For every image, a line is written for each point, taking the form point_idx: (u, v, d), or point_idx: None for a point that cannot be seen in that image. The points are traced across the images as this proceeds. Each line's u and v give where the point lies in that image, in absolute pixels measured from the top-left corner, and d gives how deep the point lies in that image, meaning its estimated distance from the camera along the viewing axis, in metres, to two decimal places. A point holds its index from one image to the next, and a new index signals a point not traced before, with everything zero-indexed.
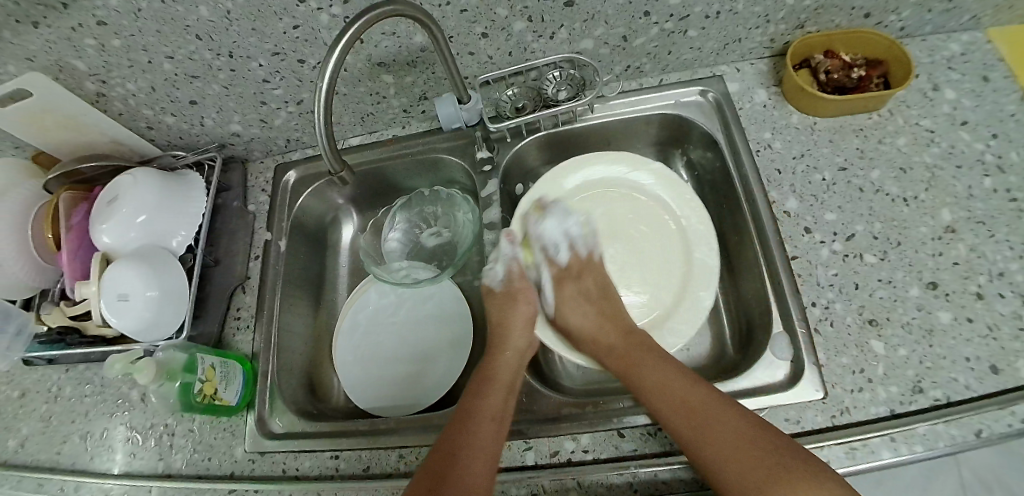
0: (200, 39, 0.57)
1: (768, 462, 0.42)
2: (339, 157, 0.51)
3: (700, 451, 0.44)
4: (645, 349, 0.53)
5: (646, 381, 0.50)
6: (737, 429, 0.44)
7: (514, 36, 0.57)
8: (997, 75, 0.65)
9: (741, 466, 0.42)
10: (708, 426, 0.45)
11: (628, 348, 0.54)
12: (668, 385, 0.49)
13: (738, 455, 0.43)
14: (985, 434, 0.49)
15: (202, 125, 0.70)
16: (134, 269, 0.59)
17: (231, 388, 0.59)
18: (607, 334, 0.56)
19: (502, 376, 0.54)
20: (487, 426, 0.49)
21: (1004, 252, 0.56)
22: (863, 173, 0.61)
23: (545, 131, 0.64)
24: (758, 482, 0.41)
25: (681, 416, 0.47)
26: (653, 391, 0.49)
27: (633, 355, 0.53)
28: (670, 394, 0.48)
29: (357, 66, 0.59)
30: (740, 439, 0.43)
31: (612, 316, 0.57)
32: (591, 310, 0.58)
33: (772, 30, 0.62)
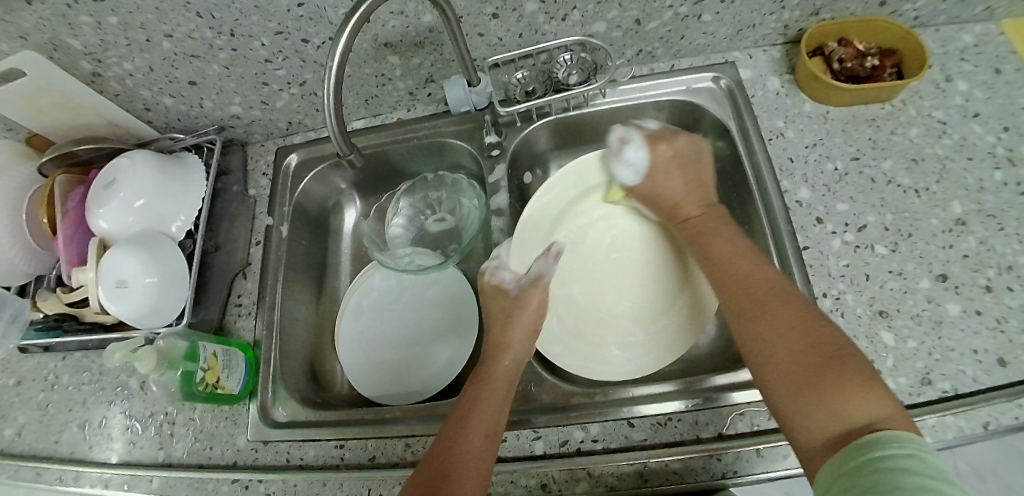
0: (201, 17, 0.55)
1: (809, 343, 0.40)
2: (349, 139, 0.49)
3: (752, 318, 0.44)
4: (725, 223, 0.52)
5: (716, 249, 0.50)
6: (794, 308, 0.42)
7: (526, 18, 0.56)
8: (1010, 67, 0.65)
9: (781, 343, 0.41)
10: (769, 300, 0.44)
11: (705, 219, 0.53)
12: (733, 256, 0.49)
13: (793, 327, 0.41)
14: (993, 426, 0.50)
15: (201, 107, 0.67)
16: (134, 255, 0.58)
17: (233, 376, 0.58)
18: (686, 206, 0.55)
19: (495, 391, 0.49)
20: (473, 453, 0.44)
21: (1014, 245, 0.57)
22: (875, 164, 0.60)
23: (554, 116, 0.63)
24: (793, 377, 0.39)
25: (738, 285, 0.47)
26: (719, 257, 0.49)
27: (706, 226, 0.53)
28: (737, 267, 0.48)
29: (363, 46, 0.58)
30: (794, 309, 0.42)
31: (695, 189, 0.56)
32: (678, 180, 0.56)
33: (787, 17, 0.61)
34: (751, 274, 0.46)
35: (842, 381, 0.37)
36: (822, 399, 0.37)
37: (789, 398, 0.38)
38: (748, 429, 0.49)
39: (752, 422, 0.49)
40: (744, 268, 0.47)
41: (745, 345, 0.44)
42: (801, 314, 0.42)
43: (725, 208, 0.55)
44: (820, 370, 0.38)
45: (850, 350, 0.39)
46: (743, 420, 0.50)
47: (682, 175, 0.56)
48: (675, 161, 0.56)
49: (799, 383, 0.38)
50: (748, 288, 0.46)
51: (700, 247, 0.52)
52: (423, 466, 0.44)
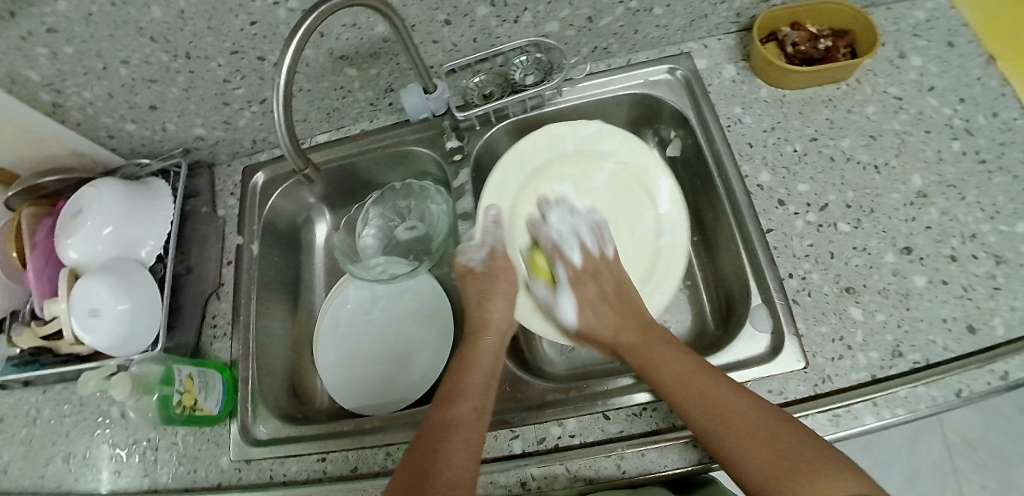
0: (156, 41, 0.56)
1: (779, 447, 0.41)
2: (305, 156, 0.50)
3: (717, 444, 0.43)
4: (659, 340, 0.52)
5: (658, 364, 0.50)
6: (743, 407, 0.43)
7: (478, 22, 0.56)
8: (962, 40, 0.66)
9: (749, 454, 0.41)
10: (724, 412, 0.44)
11: (635, 334, 0.53)
12: (670, 365, 0.49)
13: (756, 437, 0.41)
14: (966, 393, 0.50)
15: (165, 131, 0.68)
16: (104, 282, 0.58)
17: (212, 397, 0.58)
18: (623, 333, 0.54)
19: (479, 367, 0.52)
20: (462, 424, 0.47)
21: (975, 214, 0.58)
22: (834, 143, 0.60)
23: (514, 118, 0.63)
24: (766, 468, 0.40)
25: (692, 399, 0.46)
26: (671, 388, 0.47)
27: (649, 346, 0.51)
28: (671, 377, 0.48)
29: (319, 60, 0.58)
30: (739, 414, 0.43)
31: (619, 289, 0.56)
32: (610, 313, 0.55)
33: (738, 5, 0.61)
34: (685, 380, 0.47)
35: (822, 472, 0.38)
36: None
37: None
38: None
39: None
40: (677, 377, 0.47)
41: (725, 463, 0.43)
42: (751, 409, 0.43)
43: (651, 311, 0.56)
44: (796, 466, 0.39)
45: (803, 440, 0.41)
46: None
47: (608, 279, 0.57)
48: (608, 294, 0.56)
49: (773, 475, 0.40)
50: (703, 404, 0.45)
51: (649, 378, 0.50)
52: (424, 427, 0.47)
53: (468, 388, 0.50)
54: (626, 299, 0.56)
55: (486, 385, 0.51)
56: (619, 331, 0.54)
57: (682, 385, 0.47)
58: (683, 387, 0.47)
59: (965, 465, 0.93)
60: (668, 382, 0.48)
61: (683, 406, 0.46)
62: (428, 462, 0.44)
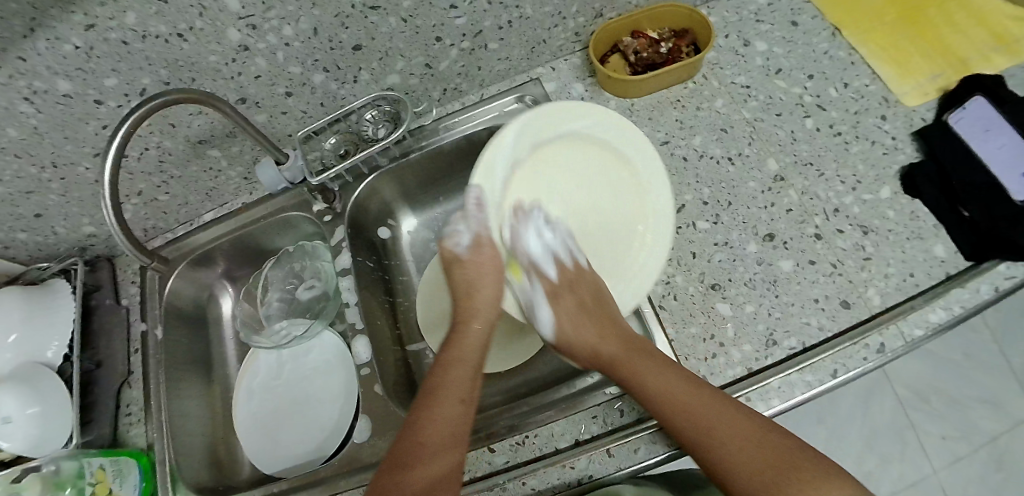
0: (19, 157, 0.58)
1: (772, 448, 0.42)
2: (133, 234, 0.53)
3: (705, 452, 0.43)
4: (643, 353, 0.50)
5: (654, 389, 0.47)
6: (730, 414, 0.44)
7: (319, 88, 0.59)
8: (805, 17, 0.68)
9: (740, 466, 0.42)
10: (707, 427, 0.44)
11: (627, 356, 0.51)
12: (672, 389, 0.46)
13: (747, 443, 0.42)
14: (843, 372, 0.51)
15: (55, 234, 0.70)
16: (10, 391, 0.60)
17: (127, 483, 0.60)
18: (606, 344, 0.53)
19: (466, 356, 0.53)
20: (448, 418, 0.47)
21: (836, 188, 0.59)
22: (685, 142, 0.62)
23: (378, 171, 0.65)
24: (762, 482, 0.40)
25: (683, 417, 0.45)
26: (653, 398, 0.46)
27: (633, 358, 0.50)
28: (683, 404, 0.45)
29: (179, 149, 0.60)
30: (739, 428, 0.43)
31: (604, 327, 0.54)
32: (586, 328, 0.55)
33: (573, 25, 0.63)
34: (680, 389, 0.46)
35: (813, 477, 0.39)
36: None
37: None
38: (600, 429, 0.53)
39: (605, 423, 0.53)
40: (682, 402, 0.45)
41: (701, 459, 0.44)
42: (741, 422, 0.43)
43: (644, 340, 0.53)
44: (786, 477, 0.40)
45: (795, 452, 0.41)
46: (596, 422, 0.54)
47: (576, 304, 0.57)
48: (580, 309, 0.57)
49: (771, 492, 0.40)
50: (702, 432, 0.43)
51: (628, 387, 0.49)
52: (406, 425, 0.48)
53: (451, 384, 0.50)
54: (599, 318, 0.55)
55: (470, 382, 0.51)
56: (599, 340, 0.54)
57: (682, 413, 0.45)
58: (692, 419, 0.44)
59: (922, 419, 0.93)
60: (661, 407, 0.46)
61: (687, 431, 0.44)
62: (410, 450, 0.45)
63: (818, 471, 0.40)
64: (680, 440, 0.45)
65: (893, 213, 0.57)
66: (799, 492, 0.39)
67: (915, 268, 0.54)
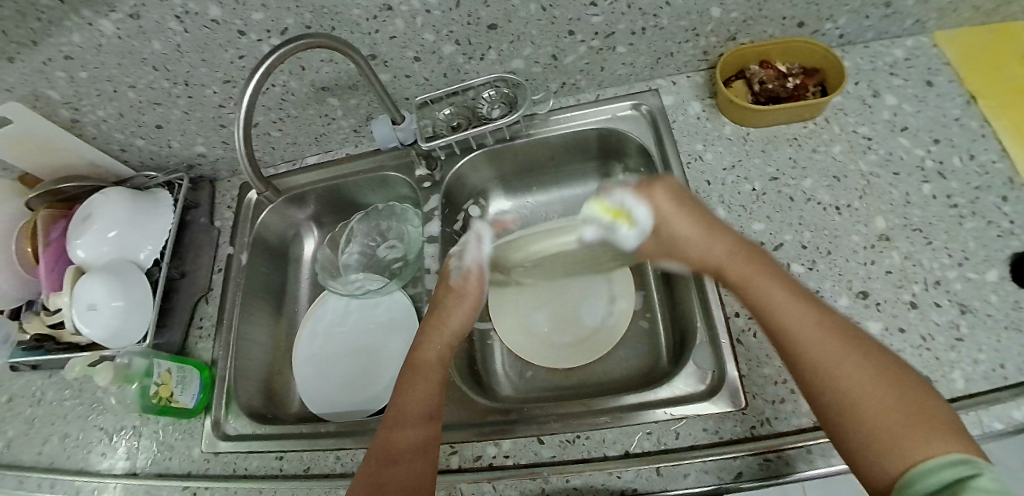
0: (158, 69, 0.62)
1: (893, 405, 0.35)
2: (261, 175, 0.58)
3: (814, 372, 0.39)
4: (766, 270, 0.46)
5: (766, 297, 0.44)
6: (868, 364, 0.37)
7: (446, 59, 0.60)
8: (941, 79, 0.65)
9: (850, 391, 0.37)
10: (819, 361, 0.39)
11: (740, 256, 0.48)
12: (784, 306, 0.43)
13: (878, 373, 0.37)
14: None
15: (169, 147, 0.74)
16: (103, 283, 0.63)
17: (187, 391, 0.63)
18: (713, 247, 0.50)
19: (425, 375, 0.53)
20: (417, 421, 0.49)
21: (942, 259, 0.57)
22: (795, 182, 0.61)
23: (483, 148, 0.66)
24: (879, 415, 0.35)
25: (787, 324, 0.42)
26: (777, 310, 0.43)
27: (753, 274, 0.46)
28: (794, 314, 0.42)
29: (302, 90, 0.63)
30: (864, 358, 0.38)
31: (711, 233, 0.51)
32: (689, 225, 0.52)
33: (704, 44, 0.63)
34: (790, 301, 0.43)
35: (932, 431, 0.33)
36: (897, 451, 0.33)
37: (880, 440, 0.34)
38: (654, 447, 0.51)
39: (659, 441, 0.52)
40: (801, 314, 0.41)
41: (807, 377, 0.40)
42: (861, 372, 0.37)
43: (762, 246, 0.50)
44: (907, 423, 0.34)
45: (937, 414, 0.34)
46: (649, 438, 0.52)
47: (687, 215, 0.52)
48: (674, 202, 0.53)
49: (878, 428, 0.34)
50: (813, 349, 0.39)
51: (750, 303, 0.45)
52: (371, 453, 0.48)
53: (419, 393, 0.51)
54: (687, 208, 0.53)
55: (435, 390, 0.52)
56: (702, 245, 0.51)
57: (789, 328, 0.41)
58: (818, 347, 0.39)
59: None
60: (767, 313, 0.43)
61: (806, 363, 0.39)
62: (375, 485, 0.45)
63: (934, 432, 0.33)
64: (789, 362, 0.41)
65: (995, 298, 0.54)
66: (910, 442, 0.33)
67: (1006, 360, 0.51)
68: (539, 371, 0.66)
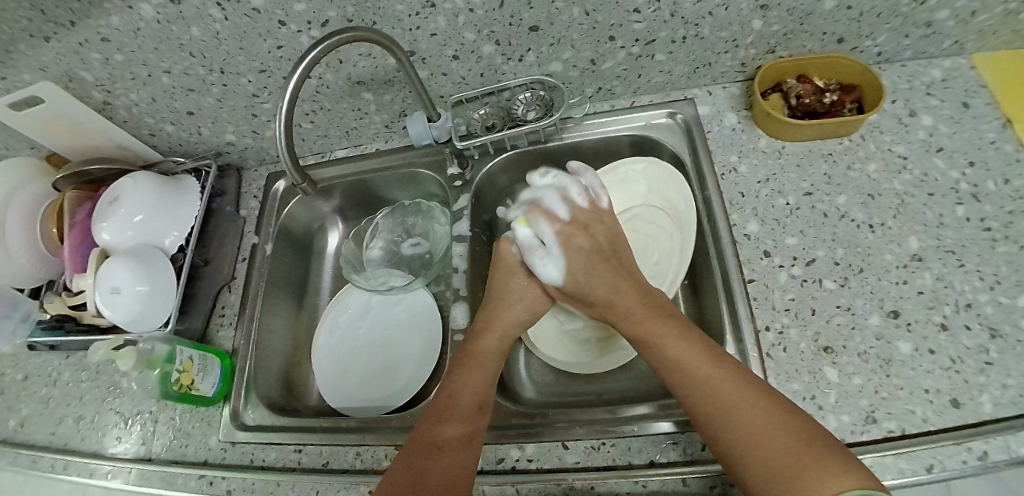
0: (194, 56, 0.62)
1: (796, 452, 0.39)
2: (300, 170, 0.57)
3: (721, 432, 0.42)
4: (666, 317, 0.51)
5: (673, 353, 0.48)
6: (761, 412, 0.41)
7: (484, 59, 0.60)
8: (978, 101, 0.64)
9: (755, 454, 0.40)
10: (732, 416, 0.42)
11: (641, 314, 0.52)
12: (685, 360, 0.47)
13: (769, 425, 0.40)
14: (938, 470, 0.48)
15: (199, 134, 0.75)
16: (129, 266, 0.63)
17: (208, 379, 0.63)
18: (619, 298, 0.54)
19: (483, 363, 0.54)
20: (466, 413, 0.49)
21: (974, 283, 0.56)
22: (829, 198, 0.60)
23: (514, 150, 0.67)
24: (777, 473, 0.38)
25: (696, 384, 0.45)
26: (676, 374, 0.47)
27: (649, 319, 0.51)
28: (693, 368, 0.46)
29: (337, 83, 0.63)
30: (753, 410, 0.42)
31: (625, 283, 0.54)
32: (603, 278, 0.55)
33: (743, 55, 0.62)
34: (694, 359, 0.46)
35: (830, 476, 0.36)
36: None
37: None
38: (679, 457, 0.51)
39: (684, 452, 0.51)
40: (700, 373, 0.45)
41: (718, 440, 0.43)
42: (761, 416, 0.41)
43: (663, 294, 0.55)
44: (801, 469, 0.38)
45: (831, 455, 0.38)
46: (675, 449, 0.51)
47: (582, 256, 0.55)
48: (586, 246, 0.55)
49: (783, 481, 0.38)
50: (721, 410, 0.43)
51: (655, 362, 0.49)
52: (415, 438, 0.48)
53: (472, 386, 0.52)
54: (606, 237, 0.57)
55: (489, 380, 0.53)
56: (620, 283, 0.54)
57: (688, 380, 0.46)
58: (721, 412, 0.43)
59: None
60: (676, 369, 0.47)
61: (713, 422, 0.43)
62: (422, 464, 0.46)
63: (838, 468, 0.37)
64: (696, 423, 0.45)
65: None
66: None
67: None
68: (562, 375, 0.66)
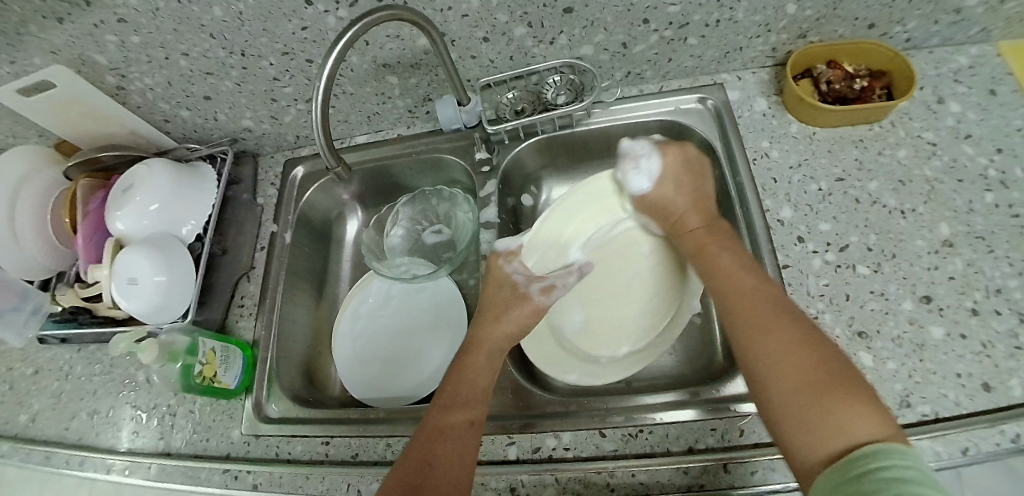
0: (215, 38, 0.60)
1: (820, 380, 0.39)
2: (337, 155, 0.56)
3: (756, 343, 0.43)
4: (727, 237, 0.53)
5: (721, 262, 0.51)
6: (793, 335, 0.42)
7: (515, 41, 0.59)
8: (1006, 88, 0.64)
9: (787, 365, 0.41)
10: (761, 332, 0.44)
11: (707, 233, 0.54)
12: (733, 268, 0.50)
13: (801, 352, 0.41)
14: (972, 453, 0.47)
15: (216, 120, 0.73)
16: (148, 256, 0.61)
17: (231, 372, 0.62)
18: (689, 217, 0.56)
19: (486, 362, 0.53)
20: (468, 407, 0.49)
21: (1002, 268, 0.54)
22: (860, 185, 0.61)
23: (542, 135, 0.67)
24: (805, 387, 0.39)
25: (742, 299, 0.47)
26: (726, 271, 0.50)
27: (716, 238, 0.53)
28: (738, 283, 0.48)
29: (363, 67, 0.61)
30: (792, 335, 0.42)
31: (699, 202, 0.56)
32: (674, 191, 0.56)
33: (774, 40, 0.62)
34: (760, 283, 0.48)
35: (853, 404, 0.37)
36: (830, 424, 0.36)
37: (807, 412, 0.38)
38: (717, 443, 0.50)
39: (723, 438, 0.50)
40: (743, 284, 0.48)
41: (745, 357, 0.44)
42: (797, 341, 0.42)
43: (727, 223, 0.56)
44: (829, 393, 0.38)
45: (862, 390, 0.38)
46: (713, 435, 0.51)
47: (691, 184, 0.57)
48: (671, 172, 0.56)
49: (813, 403, 0.38)
50: (756, 329, 0.44)
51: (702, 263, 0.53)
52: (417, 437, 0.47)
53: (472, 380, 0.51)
54: (692, 179, 0.57)
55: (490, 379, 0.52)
56: (687, 212, 0.56)
57: (737, 294, 0.48)
58: (751, 321, 0.45)
59: None
60: (721, 280, 0.50)
61: (741, 325, 0.45)
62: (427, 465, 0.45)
63: (866, 406, 0.37)
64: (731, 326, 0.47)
65: None
66: (839, 415, 0.36)
67: None
68: None
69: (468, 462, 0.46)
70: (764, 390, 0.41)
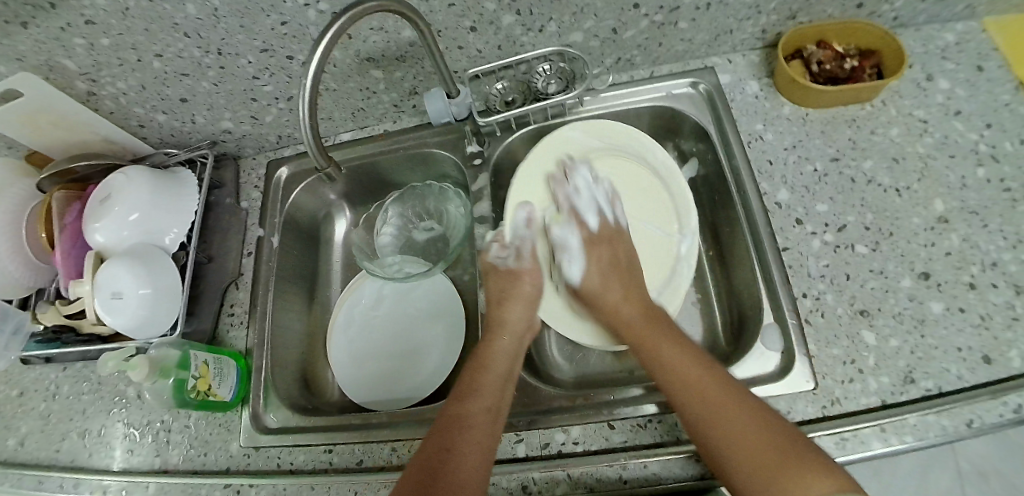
0: (190, 37, 0.58)
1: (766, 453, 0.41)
2: (325, 153, 0.54)
3: (710, 437, 0.44)
4: (636, 293, 0.56)
5: (650, 349, 0.51)
6: (734, 411, 0.44)
7: (503, 30, 0.58)
8: (992, 64, 0.64)
9: (737, 446, 0.42)
10: (710, 411, 0.44)
11: (644, 323, 0.53)
12: (663, 357, 0.50)
13: (741, 432, 0.42)
14: (977, 425, 0.48)
15: (194, 123, 0.71)
16: (131, 268, 0.59)
17: (225, 383, 0.60)
18: (625, 309, 0.55)
19: (494, 366, 0.52)
20: (486, 403, 0.49)
21: (997, 242, 0.55)
22: (855, 164, 0.61)
23: (535, 124, 0.66)
24: (755, 470, 0.41)
25: (682, 386, 0.47)
26: (671, 379, 0.48)
27: (645, 329, 0.53)
28: (682, 373, 0.48)
29: (346, 62, 0.60)
30: (725, 413, 0.44)
31: (630, 284, 0.56)
32: (604, 252, 0.58)
33: (763, 21, 0.62)
34: (681, 365, 0.48)
35: (788, 475, 0.39)
36: (783, 493, 0.39)
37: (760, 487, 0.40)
38: None
39: None
40: (678, 372, 0.48)
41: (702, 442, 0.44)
42: (743, 413, 0.43)
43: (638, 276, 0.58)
44: (778, 464, 0.40)
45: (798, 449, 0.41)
46: None
47: (611, 253, 0.58)
48: (605, 268, 0.57)
49: (766, 478, 0.40)
50: (697, 409, 0.45)
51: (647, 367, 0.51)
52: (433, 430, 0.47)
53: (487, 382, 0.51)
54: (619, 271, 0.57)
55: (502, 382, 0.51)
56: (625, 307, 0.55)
57: (673, 378, 0.48)
58: (698, 407, 0.45)
59: None
60: (661, 375, 0.49)
61: (692, 420, 0.45)
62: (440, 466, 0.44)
63: (808, 471, 0.39)
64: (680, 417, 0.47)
65: None
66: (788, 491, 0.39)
67: None
68: (591, 353, 0.64)
69: (485, 457, 0.46)
70: (720, 467, 0.43)
